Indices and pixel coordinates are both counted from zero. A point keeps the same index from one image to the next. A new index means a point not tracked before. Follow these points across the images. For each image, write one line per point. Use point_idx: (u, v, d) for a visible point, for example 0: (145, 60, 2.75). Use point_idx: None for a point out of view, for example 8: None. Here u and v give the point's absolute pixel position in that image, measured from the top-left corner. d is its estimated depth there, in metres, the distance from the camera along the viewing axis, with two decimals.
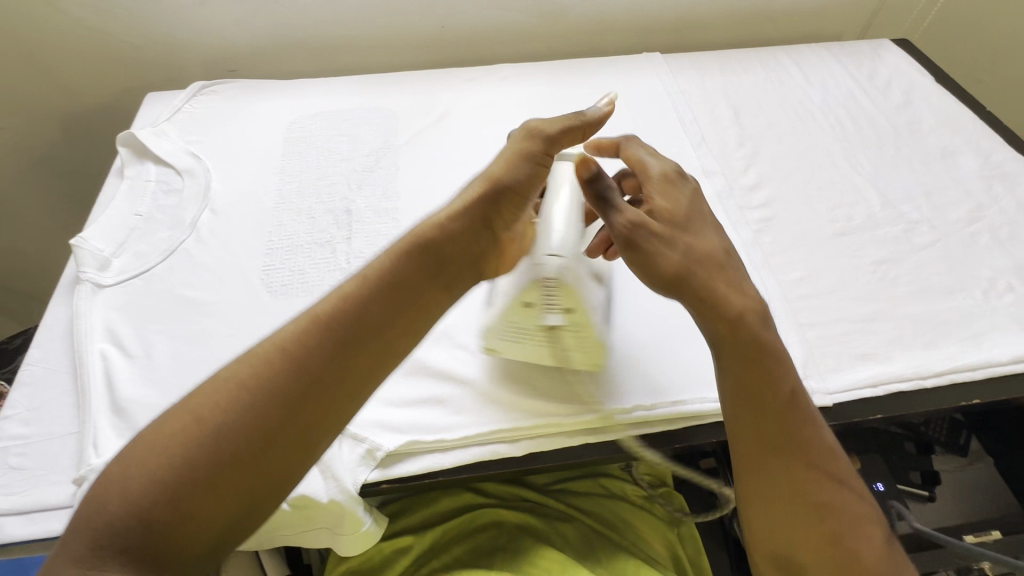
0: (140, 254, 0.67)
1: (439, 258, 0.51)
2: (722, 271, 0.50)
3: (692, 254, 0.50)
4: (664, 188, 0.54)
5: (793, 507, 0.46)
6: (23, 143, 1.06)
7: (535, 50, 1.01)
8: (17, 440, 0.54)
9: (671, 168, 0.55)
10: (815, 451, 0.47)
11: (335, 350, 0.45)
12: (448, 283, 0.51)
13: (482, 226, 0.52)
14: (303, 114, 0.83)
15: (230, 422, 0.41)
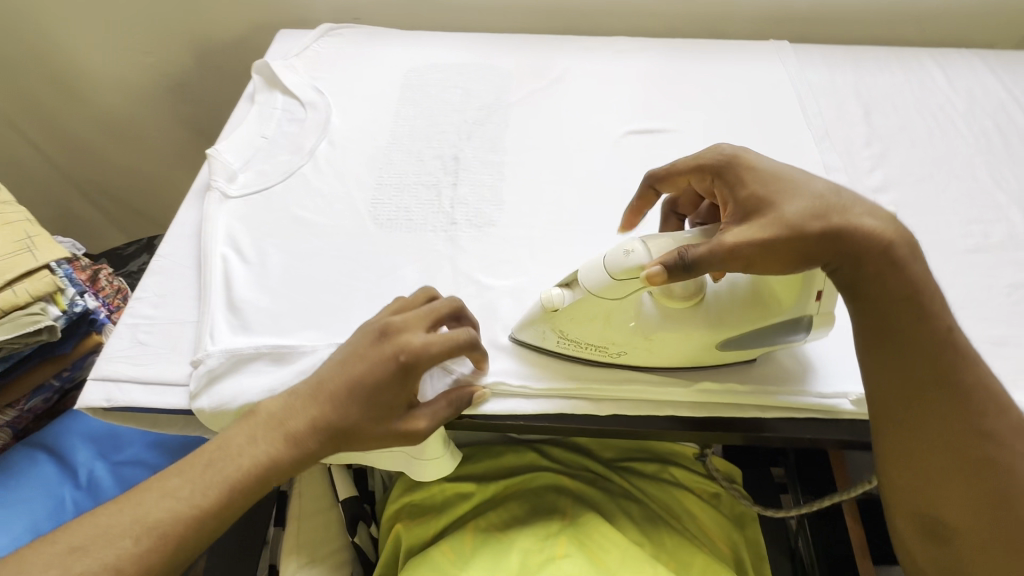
0: (263, 173, 0.71)
1: (356, 408, 0.49)
2: (841, 226, 0.44)
3: (802, 217, 0.44)
4: (732, 181, 0.49)
5: (933, 475, 0.45)
6: (161, 68, 1.15)
7: (652, 27, 0.98)
8: (146, 319, 0.59)
9: (710, 156, 0.52)
10: (975, 429, 0.44)
11: (264, 455, 0.49)
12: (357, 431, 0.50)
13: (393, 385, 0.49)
14: (421, 64, 0.85)
15: (195, 482, 0.48)
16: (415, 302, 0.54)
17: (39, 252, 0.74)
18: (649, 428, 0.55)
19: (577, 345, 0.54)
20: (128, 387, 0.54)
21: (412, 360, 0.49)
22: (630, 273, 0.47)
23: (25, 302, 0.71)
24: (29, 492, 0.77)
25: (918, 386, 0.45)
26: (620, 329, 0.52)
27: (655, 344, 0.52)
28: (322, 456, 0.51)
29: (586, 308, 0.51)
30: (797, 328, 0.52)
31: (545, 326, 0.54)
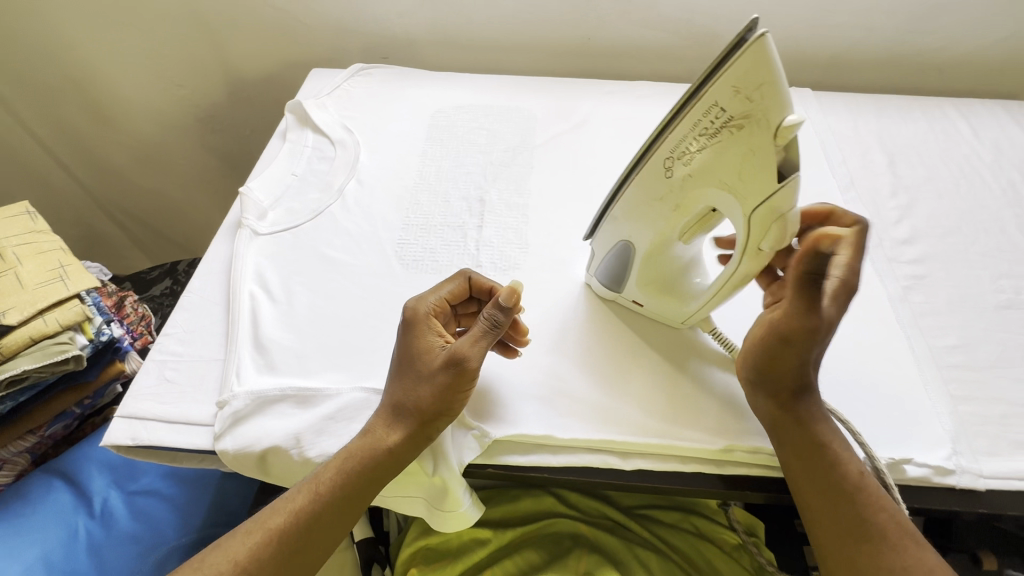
0: (292, 211, 0.73)
1: (396, 377, 0.53)
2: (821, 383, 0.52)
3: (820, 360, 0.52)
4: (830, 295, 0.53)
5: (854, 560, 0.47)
6: (194, 100, 1.19)
7: (675, 70, 1.00)
8: (173, 355, 0.60)
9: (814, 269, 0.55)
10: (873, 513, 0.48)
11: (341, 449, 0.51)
12: (404, 390, 0.52)
13: (414, 344, 0.54)
14: (448, 105, 0.87)
15: (298, 488, 0.51)
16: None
17: (71, 282, 0.76)
18: (674, 484, 0.53)
19: (702, 121, 0.45)
20: (153, 425, 0.55)
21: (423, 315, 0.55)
22: (778, 231, 0.46)
23: (55, 331, 0.72)
24: (44, 520, 0.77)
25: (825, 472, 0.49)
26: (703, 165, 0.47)
27: (675, 188, 0.50)
28: (394, 430, 0.51)
29: (757, 161, 0.44)
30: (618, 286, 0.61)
31: (759, 84, 0.41)
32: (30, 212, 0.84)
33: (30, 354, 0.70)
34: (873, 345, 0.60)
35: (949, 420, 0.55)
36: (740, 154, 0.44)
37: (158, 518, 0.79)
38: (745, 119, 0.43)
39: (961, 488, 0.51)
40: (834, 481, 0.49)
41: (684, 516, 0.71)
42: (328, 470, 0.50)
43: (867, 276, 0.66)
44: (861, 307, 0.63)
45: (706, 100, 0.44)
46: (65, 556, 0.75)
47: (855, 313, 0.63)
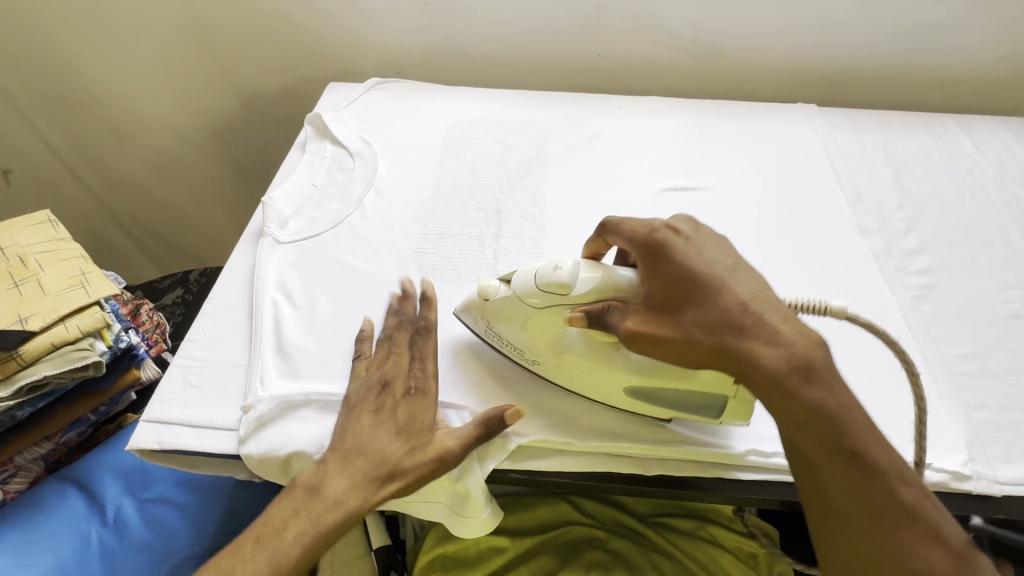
0: (312, 220, 0.74)
1: (359, 433, 0.52)
2: (731, 347, 0.43)
3: (697, 325, 0.44)
4: (652, 267, 0.49)
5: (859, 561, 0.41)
6: (210, 113, 1.21)
7: (684, 87, 1.02)
8: (197, 361, 0.61)
9: (642, 235, 0.51)
10: (870, 505, 0.41)
11: (305, 504, 0.50)
12: (370, 445, 0.52)
13: (379, 401, 0.54)
14: (463, 118, 0.89)
15: (253, 552, 0.48)
16: (395, 339, 0.59)
17: (92, 289, 0.77)
18: (693, 489, 0.54)
19: (499, 342, 0.58)
20: (179, 429, 0.55)
21: (422, 384, 0.55)
22: (558, 286, 0.51)
23: (75, 337, 0.73)
24: (58, 528, 0.77)
25: (816, 459, 0.42)
26: (525, 345, 0.56)
27: (565, 365, 0.55)
28: (360, 480, 0.51)
29: (512, 308, 0.55)
30: (714, 408, 0.53)
31: (476, 312, 0.58)
32: (52, 220, 0.85)
33: (50, 360, 0.71)
34: (886, 353, 0.61)
35: (963, 426, 0.56)
36: (514, 315, 0.55)
37: (171, 526, 0.79)
38: (481, 307, 0.57)
39: (977, 493, 0.52)
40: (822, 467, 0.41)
41: (701, 523, 0.71)
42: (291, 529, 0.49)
43: (877, 286, 0.68)
44: (872, 316, 0.64)
45: (482, 341, 0.59)
46: (77, 566, 0.75)
47: None
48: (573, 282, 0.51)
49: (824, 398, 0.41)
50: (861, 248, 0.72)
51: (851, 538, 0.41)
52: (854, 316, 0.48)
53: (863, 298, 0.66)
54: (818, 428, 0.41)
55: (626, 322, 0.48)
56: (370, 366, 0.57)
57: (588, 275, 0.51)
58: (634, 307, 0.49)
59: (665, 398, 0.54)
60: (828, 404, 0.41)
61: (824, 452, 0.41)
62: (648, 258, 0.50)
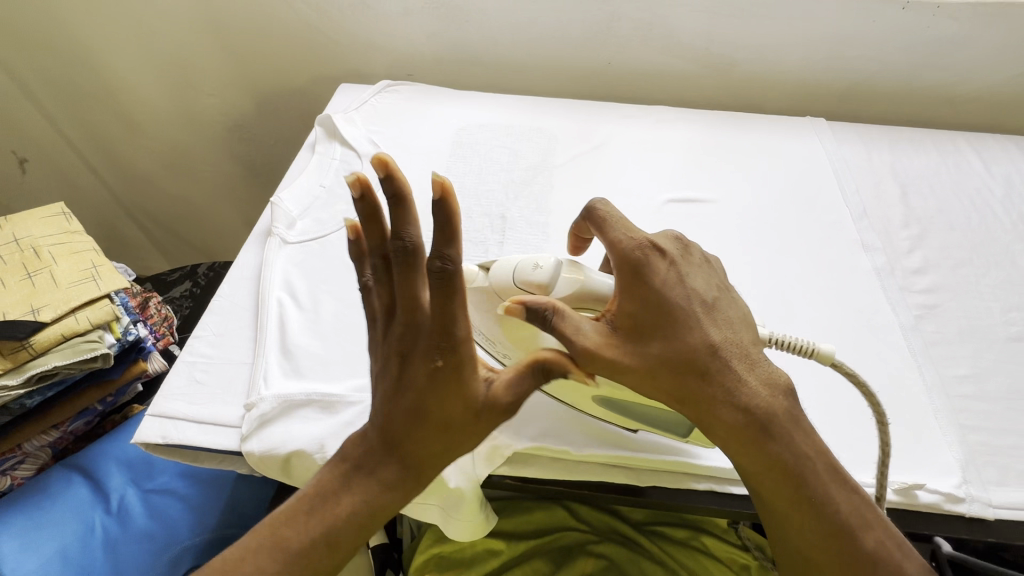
0: (320, 221, 0.75)
1: (406, 393, 0.46)
2: (693, 388, 0.47)
3: (659, 362, 0.47)
4: (627, 287, 0.50)
5: None
6: (223, 110, 1.23)
7: (693, 97, 1.03)
8: (203, 358, 0.62)
9: (626, 251, 0.51)
10: (833, 542, 0.44)
11: (357, 469, 0.46)
12: (421, 405, 0.46)
13: (410, 354, 0.47)
14: (472, 123, 0.90)
15: (307, 520, 0.44)
16: (392, 274, 0.48)
17: (103, 282, 0.78)
18: (685, 502, 0.55)
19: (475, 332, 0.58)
20: (182, 425, 0.57)
21: (456, 347, 0.45)
22: (535, 285, 0.51)
23: (85, 329, 0.74)
24: (63, 515, 0.79)
25: (779, 499, 0.45)
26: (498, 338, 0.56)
27: None
28: (409, 446, 0.46)
29: (491, 300, 0.55)
30: (680, 426, 0.54)
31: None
32: (66, 213, 0.87)
33: (60, 351, 0.72)
34: (884, 372, 0.62)
35: (959, 448, 0.56)
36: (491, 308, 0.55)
37: (173, 516, 0.81)
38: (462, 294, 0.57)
39: (971, 516, 0.52)
40: (781, 506, 0.46)
41: (695, 534, 0.71)
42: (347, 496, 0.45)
43: (879, 304, 0.68)
44: (873, 334, 0.65)
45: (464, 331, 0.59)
46: (80, 553, 0.76)
47: (867, 341, 0.64)
48: (553, 282, 0.51)
49: (784, 443, 0.46)
50: (864, 265, 0.72)
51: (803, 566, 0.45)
52: (840, 363, 0.51)
53: (865, 316, 0.66)
54: (777, 470, 0.45)
55: (585, 338, 0.47)
56: (395, 315, 0.48)
57: (570, 276, 0.52)
58: (597, 322, 0.49)
59: (633, 411, 0.54)
60: (788, 453, 0.45)
61: (782, 492, 0.45)
62: (626, 274, 0.50)
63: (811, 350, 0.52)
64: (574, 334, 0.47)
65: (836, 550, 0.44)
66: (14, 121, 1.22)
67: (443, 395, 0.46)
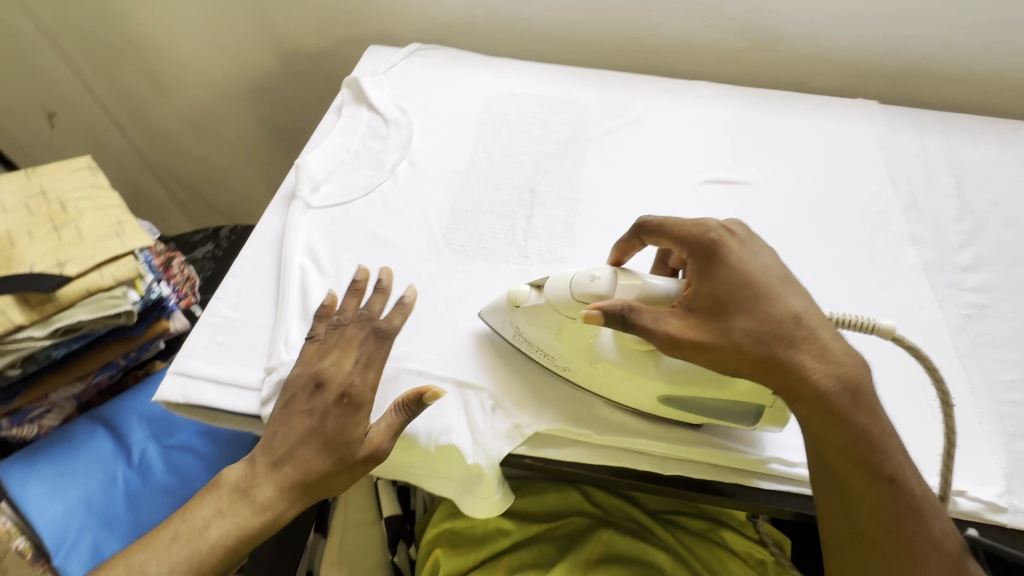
0: (344, 187, 0.73)
1: (293, 432, 0.52)
2: (781, 358, 0.45)
3: (746, 336, 0.46)
4: (702, 270, 0.49)
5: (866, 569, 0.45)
6: (248, 70, 1.21)
7: (734, 73, 0.97)
8: (225, 319, 0.61)
9: (695, 236, 0.51)
10: (895, 521, 0.44)
11: (234, 503, 0.52)
12: (304, 447, 0.51)
13: (307, 399, 0.53)
14: (503, 92, 0.86)
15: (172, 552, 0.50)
16: (321, 330, 0.57)
17: (127, 239, 0.78)
18: (708, 492, 0.54)
19: (530, 349, 0.56)
20: (203, 385, 0.56)
21: (351, 396, 0.52)
22: (593, 295, 0.50)
23: (110, 286, 0.74)
24: (86, 465, 0.81)
25: (848, 472, 0.45)
26: (558, 352, 0.54)
27: (599, 374, 0.53)
28: (287, 480, 0.51)
29: (548, 317, 0.53)
30: (748, 416, 0.52)
31: (507, 319, 0.56)
32: (91, 167, 0.86)
33: (85, 306, 0.73)
34: None
35: (1003, 457, 0.53)
36: (548, 322, 0.53)
37: (191, 473, 0.82)
38: (516, 308, 0.55)
39: (1010, 527, 0.50)
40: (853, 481, 0.45)
41: (712, 528, 0.70)
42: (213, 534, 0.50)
43: (925, 302, 0.64)
44: (915, 333, 0.62)
45: (518, 347, 0.57)
46: (103, 503, 0.79)
47: (910, 340, 0.61)
48: (613, 291, 0.50)
49: (868, 419, 0.45)
50: (911, 259, 0.68)
51: (857, 543, 0.45)
52: (901, 336, 0.48)
53: (909, 314, 0.63)
54: (858, 449, 0.44)
55: (666, 324, 0.47)
56: (305, 358, 0.55)
57: (629, 282, 0.50)
58: (675, 309, 0.48)
59: (703, 409, 0.52)
60: (872, 426, 0.45)
61: (857, 472, 0.45)
62: (699, 259, 0.50)
63: (870, 325, 0.49)
64: (654, 319, 0.47)
65: (895, 530, 0.44)
66: (46, 76, 1.23)
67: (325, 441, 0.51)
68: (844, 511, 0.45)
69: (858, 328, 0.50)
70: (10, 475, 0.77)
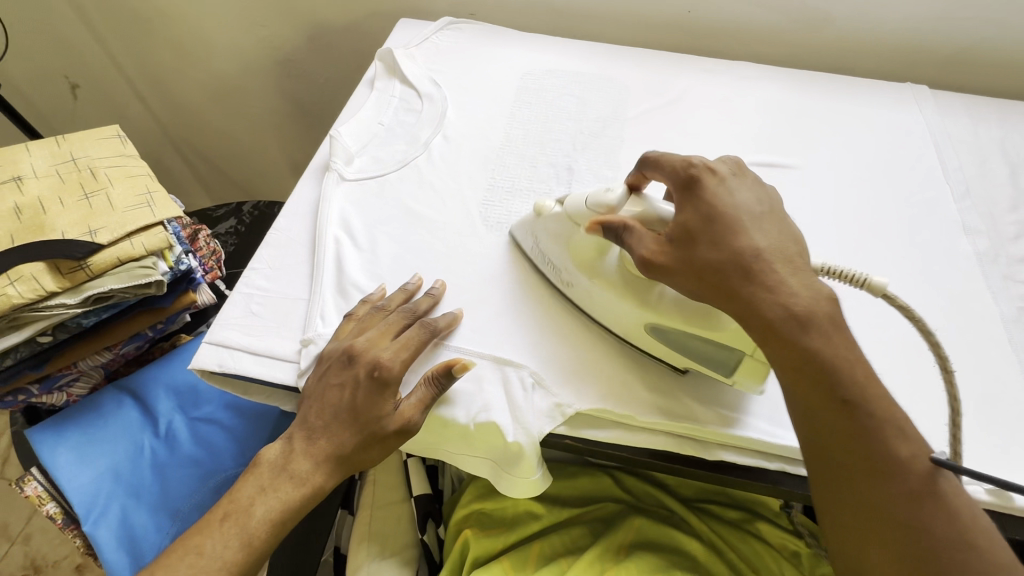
0: (378, 160, 0.72)
1: (325, 406, 0.53)
2: (739, 288, 0.45)
3: (709, 264, 0.46)
4: (681, 203, 0.50)
5: (848, 516, 0.40)
6: (273, 43, 1.19)
7: (776, 54, 0.94)
8: (259, 290, 0.60)
9: (682, 169, 0.52)
10: (870, 457, 0.39)
11: (274, 480, 0.53)
12: (338, 421, 0.52)
13: (338, 373, 0.53)
14: (539, 68, 0.84)
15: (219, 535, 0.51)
16: (355, 312, 0.57)
17: (157, 209, 0.77)
18: (751, 479, 0.53)
19: (543, 265, 0.60)
20: (239, 355, 0.56)
21: (383, 373, 0.52)
22: (604, 204, 0.54)
23: (141, 255, 0.74)
24: (114, 434, 0.81)
25: (804, 397, 0.42)
26: (563, 271, 0.57)
27: (594, 293, 0.55)
28: (326, 451, 0.52)
29: (564, 229, 0.57)
30: (726, 365, 0.51)
31: (529, 229, 0.61)
32: (121, 136, 0.85)
33: (116, 274, 0.72)
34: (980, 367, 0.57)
35: None
36: (563, 231, 0.57)
37: (217, 446, 0.82)
38: (536, 213, 0.60)
39: None
40: (815, 412, 0.41)
41: (746, 519, 0.68)
42: (257, 511, 0.52)
43: (977, 293, 0.62)
44: (969, 325, 0.59)
45: (534, 262, 0.61)
46: (131, 471, 0.79)
47: (964, 333, 0.59)
48: (622, 205, 0.54)
49: (823, 345, 0.41)
50: (964, 249, 0.65)
51: (834, 483, 0.40)
52: (893, 295, 0.46)
53: (961, 305, 0.61)
54: (821, 368, 0.41)
55: (646, 247, 0.49)
56: (339, 334, 0.56)
57: (637, 202, 0.54)
58: (659, 236, 0.50)
59: (692, 353, 0.52)
60: (825, 349, 0.41)
61: (819, 391, 0.41)
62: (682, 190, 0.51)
63: (863, 280, 0.46)
64: (641, 244, 0.49)
65: (870, 467, 0.39)
66: (71, 46, 1.23)
67: (359, 414, 0.52)
68: (817, 441, 0.41)
69: (849, 282, 0.47)
70: (40, 441, 0.78)
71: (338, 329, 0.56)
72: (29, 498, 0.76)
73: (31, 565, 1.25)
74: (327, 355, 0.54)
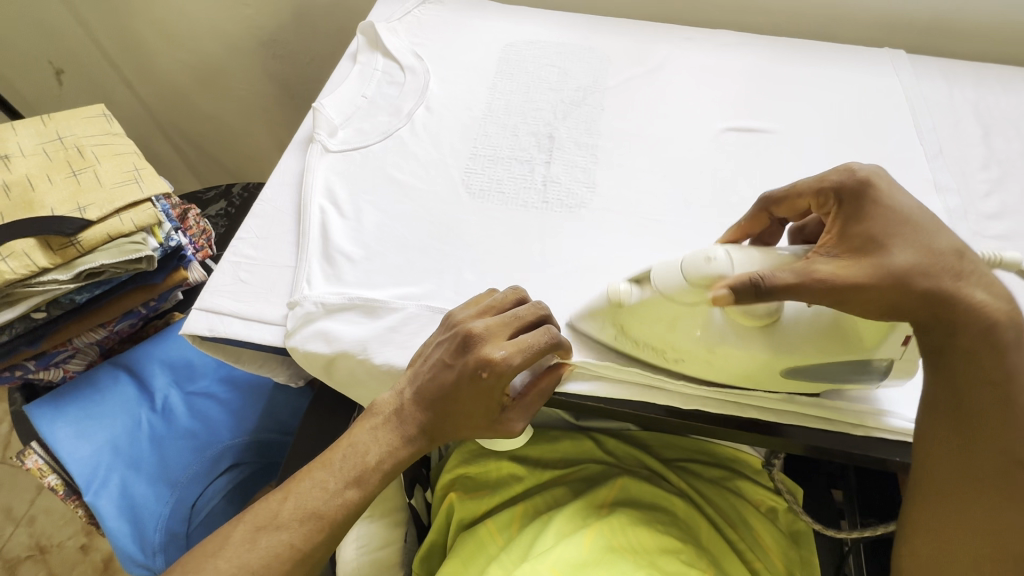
0: (362, 132, 0.73)
1: (444, 387, 0.51)
2: (927, 296, 0.43)
3: (893, 274, 0.43)
4: (851, 215, 0.47)
5: (965, 504, 0.45)
6: (258, 23, 1.18)
7: (755, 22, 0.95)
8: (247, 259, 0.62)
9: (843, 180, 0.48)
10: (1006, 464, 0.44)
11: (389, 437, 0.52)
12: (461, 404, 0.51)
13: (457, 359, 0.50)
14: (520, 39, 0.85)
15: (336, 478, 0.51)
16: (471, 304, 0.54)
17: (145, 185, 0.78)
18: (729, 427, 0.55)
19: (649, 348, 0.53)
20: (230, 320, 0.58)
21: (494, 374, 0.48)
22: (709, 279, 0.47)
23: (130, 231, 0.75)
24: (112, 408, 0.83)
25: (971, 398, 0.44)
26: (682, 344, 0.52)
27: (713, 353, 0.51)
28: (445, 426, 0.52)
29: (658, 309, 0.50)
30: (874, 372, 0.51)
31: (608, 319, 0.54)
32: (106, 115, 0.86)
33: (106, 250, 0.73)
34: None
35: None
36: (670, 315, 0.50)
37: (214, 419, 0.85)
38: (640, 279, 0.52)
39: None
40: (979, 415, 0.44)
41: (728, 478, 0.71)
42: (376, 462, 0.52)
43: None
44: None
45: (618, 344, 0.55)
46: (129, 444, 0.81)
47: None
48: (732, 270, 0.47)
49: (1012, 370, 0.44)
50: (935, 207, 0.67)
51: (966, 476, 0.44)
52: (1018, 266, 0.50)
53: None
54: (998, 391, 0.44)
55: (814, 276, 0.44)
56: (450, 322, 0.53)
57: (747, 254, 0.48)
58: (815, 258, 0.46)
59: (822, 372, 0.51)
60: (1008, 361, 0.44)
61: (988, 411, 0.44)
62: (854, 200, 0.47)
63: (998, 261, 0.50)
64: (797, 276, 0.44)
65: (999, 471, 0.44)
66: (54, 30, 1.23)
67: (482, 410, 0.51)
68: (961, 435, 0.44)
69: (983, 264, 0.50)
70: (39, 416, 0.79)
71: (452, 320, 0.53)
72: (31, 470, 0.78)
73: (36, 545, 1.27)
74: (444, 339, 0.52)
